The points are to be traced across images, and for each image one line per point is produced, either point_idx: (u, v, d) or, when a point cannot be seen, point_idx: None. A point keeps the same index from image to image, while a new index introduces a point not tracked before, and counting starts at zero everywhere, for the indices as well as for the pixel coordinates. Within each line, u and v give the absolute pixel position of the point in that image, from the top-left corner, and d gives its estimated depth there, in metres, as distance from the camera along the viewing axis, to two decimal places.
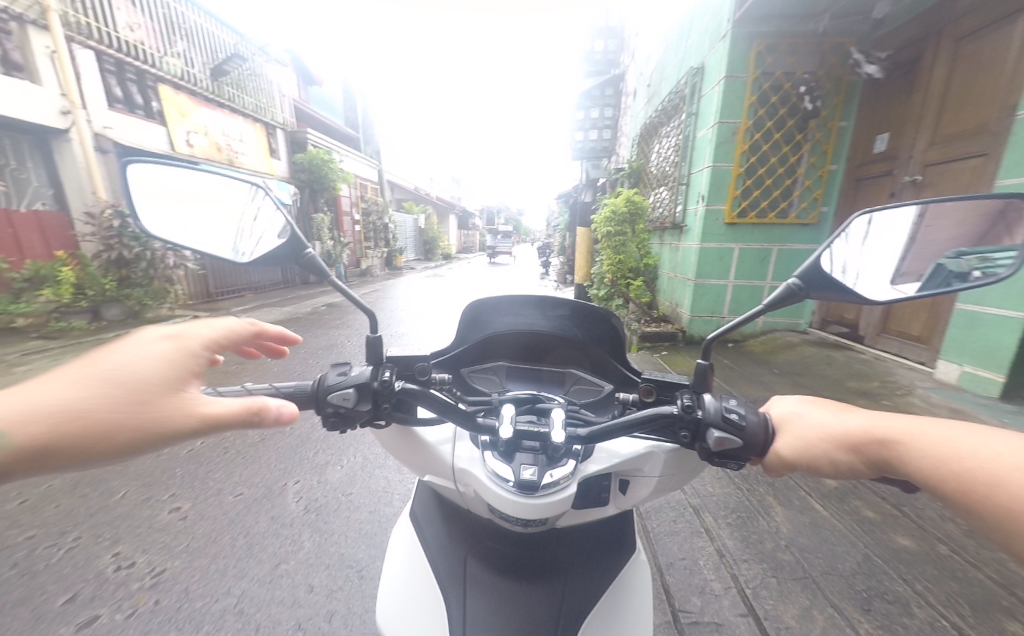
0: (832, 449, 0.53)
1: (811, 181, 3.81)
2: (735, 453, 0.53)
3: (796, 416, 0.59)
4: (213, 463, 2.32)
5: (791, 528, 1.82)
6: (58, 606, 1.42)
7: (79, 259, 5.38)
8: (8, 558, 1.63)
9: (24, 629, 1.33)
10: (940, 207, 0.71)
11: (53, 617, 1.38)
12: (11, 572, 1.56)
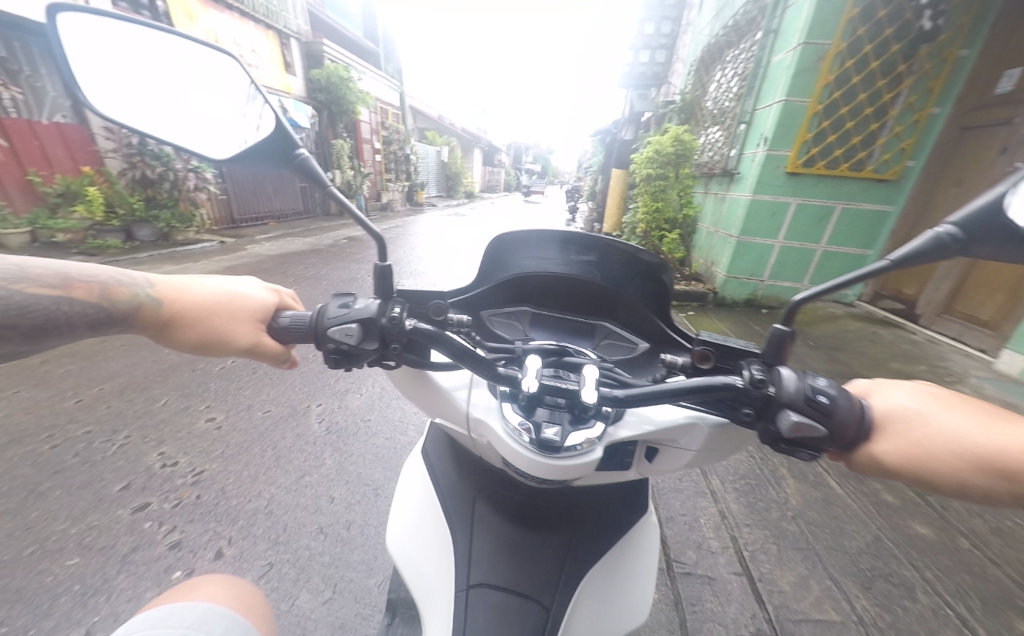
0: (978, 471, 0.41)
1: (903, 126, 3.28)
2: (812, 442, 0.45)
3: (915, 417, 0.47)
4: (243, 380, 2.44)
5: (802, 501, 1.79)
6: (116, 491, 1.58)
7: (105, 177, 5.48)
8: (71, 447, 1.80)
9: (88, 507, 1.50)
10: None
11: (113, 499, 1.55)
12: (74, 459, 1.73)
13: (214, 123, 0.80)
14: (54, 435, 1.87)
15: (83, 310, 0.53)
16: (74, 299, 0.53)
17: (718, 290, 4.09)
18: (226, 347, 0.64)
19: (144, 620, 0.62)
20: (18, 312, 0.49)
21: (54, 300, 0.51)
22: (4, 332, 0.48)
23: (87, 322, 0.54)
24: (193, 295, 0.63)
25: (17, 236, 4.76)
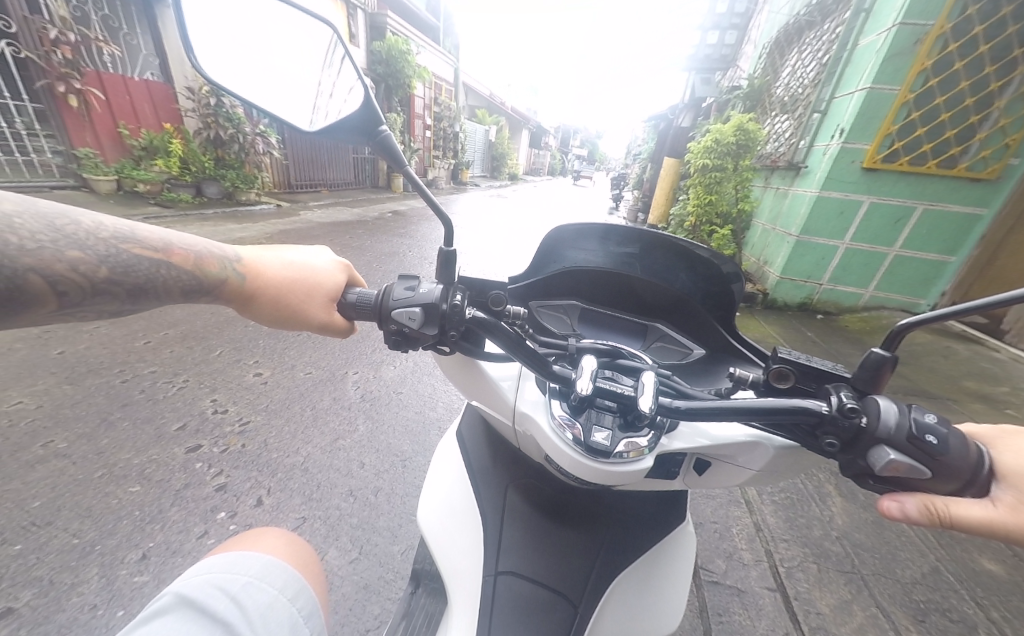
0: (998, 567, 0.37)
1: (1010, 119, 2.86)
2: (909, 479, 0.42)
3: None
4: (288, 341, 2.58)
5: (848, 521, 1.68)
6: (173, 430, 1.74)
7: (183, 134, 5.86)
8: (137, 384, 1.99)
9: (149, 441, 1.66)
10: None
11: (171, 437, 1.70)
12: (140, 395, 1.92)
13: (297, 87, 0.81)
14: (125, 369, 2.09)
15: (179, 277, 0.58)
16: (174, 265, 0.58)
17: (769, 291, 3.82)
18: (299, 319, 0.67)
19: (215, 564, 0.69)
20: (124, 271, 0.53)
21: (157, 263, 0.56)
22: (112, 287, 0.52)
23: (183, 288, 0.59)
24: (272, 269, 0.66)
25: (105, 182, 5.18)
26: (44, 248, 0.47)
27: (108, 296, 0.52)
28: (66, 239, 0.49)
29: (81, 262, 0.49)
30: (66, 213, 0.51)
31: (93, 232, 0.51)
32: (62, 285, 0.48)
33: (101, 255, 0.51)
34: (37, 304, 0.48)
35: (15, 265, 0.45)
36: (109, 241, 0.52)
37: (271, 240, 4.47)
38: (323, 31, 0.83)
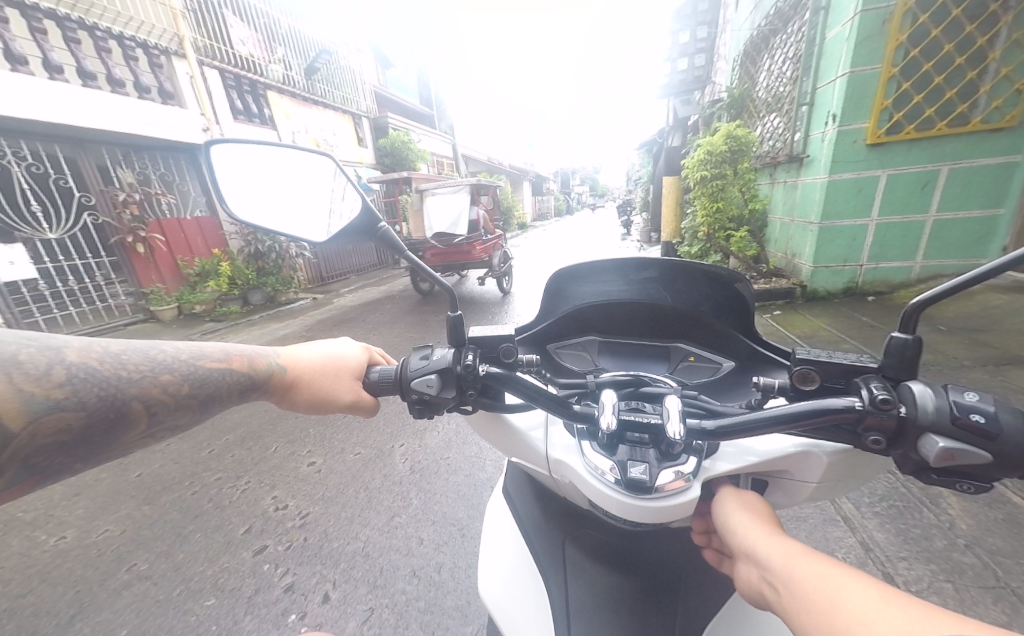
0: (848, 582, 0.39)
1: (1011, 67, 2.76)
2: (973, 470, 0.39)
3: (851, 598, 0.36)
4: (336, 425, 2.67)
5: (974, 525, 1.43)
6: (241, 534, 1.79)
7: (229, 256, 6.58)
8: (206, 493, 2.10)
9: (219, 550, 1.71)
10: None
11: (239, 542, 1.75)
12: (208, 504, 2.01)
13: (308, 211, 0.91)
14: (193, 481, 2.21)
15: (236, 379, 0.65)
16: (230, 370, 0.65)
17: (806, 282, 3.64)
18: (331, 404, 0.71)
19: None
20: (198, 383, 0.61)
21: (219, 372, 0.64)
22: (189, 399, 0.60)
23: (236, 390, 0.65)
24: (308, 361, 0.72)
25: (168, 310, 5.85)
26: (144, 375, 0.57)
27: (184, 408, 0.60)
28: (160, 365, 0.59)
29: (170, 382, 0.59)
30: (157, 343, 0.61)
31: (178, 356, 0.61)
32: (154, 405, 0.57)
33: (182, 373, 0.60)
34: (133, 425, 0.56)
35: (125, 393, 0.55)
36: (188, 361, 0.62)
37: (310, 331, 4.79)
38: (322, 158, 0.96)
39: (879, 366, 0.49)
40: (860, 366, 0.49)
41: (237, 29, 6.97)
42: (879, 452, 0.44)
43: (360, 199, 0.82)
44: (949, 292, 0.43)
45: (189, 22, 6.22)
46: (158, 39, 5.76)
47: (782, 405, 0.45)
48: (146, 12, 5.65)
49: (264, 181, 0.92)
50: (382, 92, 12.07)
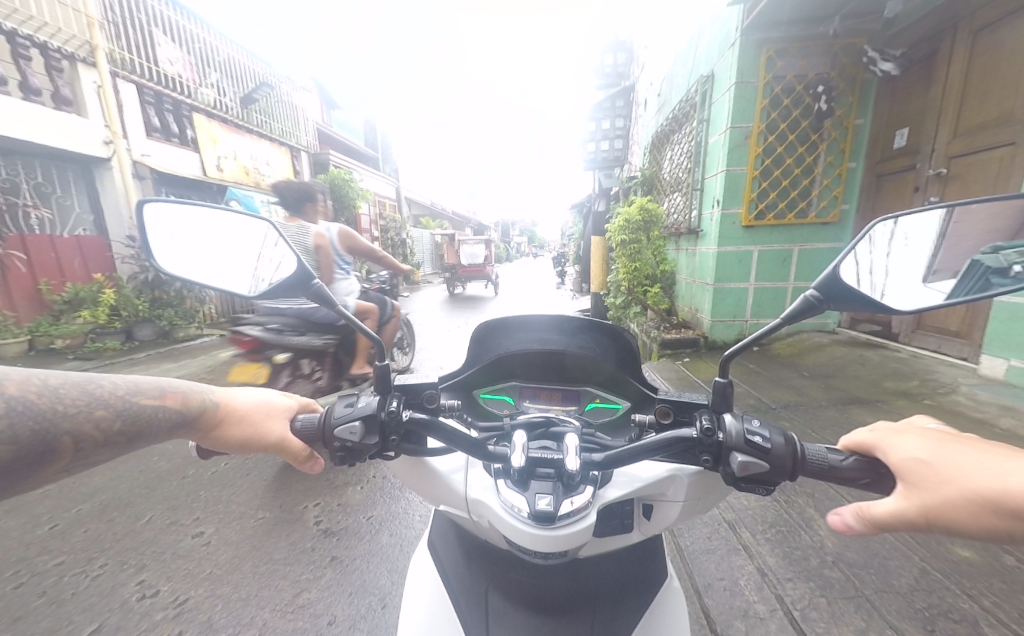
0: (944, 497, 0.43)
1: (829, 179, 3.72)
2: (763, 478, 0.58)
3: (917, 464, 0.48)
4: (235, 486, 2.36)
5: (837, 544, 1.69)
6: None
7: (116, 282, 5.76)
8: (37, 586, 1.66)
9: None
10: (963, 216, 0.69)
11: None
12: (40, 600, 1.58)
13: (232, 262, 0.91)
14: (18, 570, 1.74)
15: (167, 415, 0.62)
16: (164, 405, 0.62)
17: (707, 333, 4.21)
18: (257, 445, 0.70)
19: None
20: (132, 419, 0.58)
21: (153, 408, 0.60)
22: (119, 436, 0.57)
23: (164, 427, 0.62)
24: (241, 401, 0.71)
25: (12, 345, 4.88)
26: (80, 409, 0.54)
27: (111, 445, 0.56)
28: (98, 399, 0.56)
29: (103, 417, 0.55)
30: (97, 376, 0.57)
31: (114, 390, 0.58)
32: (82, 440, 0.54)
33: (117, 408, 0.57)
34: (55, 459, 0.52)
35: (55, 427, 0.52)
36: (123, 395, 0.58)
37: (215, 373, 4.27)
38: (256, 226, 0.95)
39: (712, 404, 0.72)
40: (697, 402, 0.76)
41: (165, 48, 6.69)
42: (710, 468, 0.61)
43: (295, 257, 0.86)
44: (744, 349, 0.68)
45: (107, 33, 5.87)
46: (65, 45, 5.32)
47: (648, 436, 0.60)
48: (53, 16, 5.24)
49: (191, 235, 0.92)
50: (324, 131, 12.10)
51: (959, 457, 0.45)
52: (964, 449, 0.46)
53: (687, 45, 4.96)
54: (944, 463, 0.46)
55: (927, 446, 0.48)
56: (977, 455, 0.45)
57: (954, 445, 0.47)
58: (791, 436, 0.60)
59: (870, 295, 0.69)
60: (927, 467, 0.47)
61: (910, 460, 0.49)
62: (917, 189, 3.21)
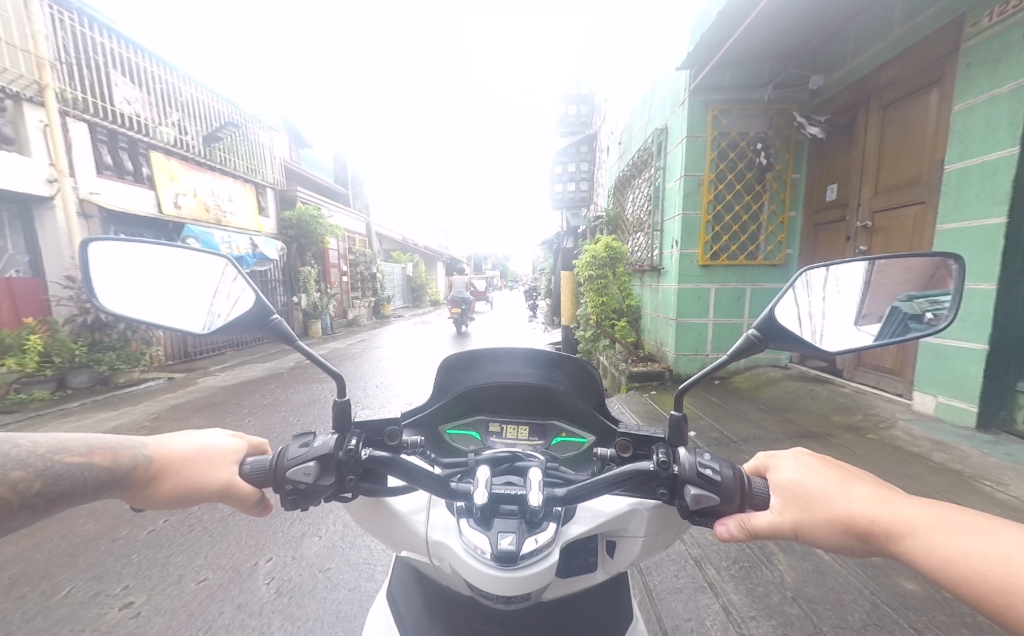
0: (842, 533, 0.50)
1: (773, 225, 4.13)
2: (714, 511, 0.61)
3: (845, 499, 0.52)
4: (175, 545, 2.11)
5: (796, 578, 1.70)
6: None
7: (49, 326, 5.25)
8: None
9: None
10: (882, 268, 0.78)
11: None
12: None
13: (185, 299, 0.89)
14: None
15: (94, 475, 0.58)
16: (91, 464, 0.58)
17: (673, 367, 4.36)
18: (199, 496, 0.66)
19: None
20: (55, 479, 0.54)
21: (78, 467, 0.56)
22: (38, 500, 0.53)
23: (89, 489, 0.57)
24: (180, 449, 0.67)
25: None
26: None
27: (24, 510, 0.52)
28: (13, 460, 0.52)
29: (21, 479, 0.52)
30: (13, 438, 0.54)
31: (35, 449, 0.55)
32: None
33: (39, 468, 0.54)
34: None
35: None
36: (45, 455, 0.55)
37: (159, 420, 3.93)
38: (214, 261, 0.92)
39: (669, 437, 0.75)
40: (654, 436, 0.80)
41: (120, 90, 6.55)
42: (667, 502, 0.64)
43: (254, 292, 0.87)
44: (692, 385, 0.74)
45: (59, 75, 5.69)
46: (11, 85, 5.09)
47: (608, 471, 0.62)
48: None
49: (138, 272, 0.88)
50: (292, 167, 12.10)
51: (822, 480, 0.56)
52: (827, 472, 0.57)
53: (642, 99, 5.46)
54: (811, 485, 0.56)
55: (802, 470, 0.59)
56: (835, 478, 0.56)
57: (821, 469, 0.58)
58: (738, 468, 0.63)
59: (809, 339, 0.76)
60: (801, 488, 0.57)
61: (787, 482, 0.59)
62: (849, 238, 3.58)
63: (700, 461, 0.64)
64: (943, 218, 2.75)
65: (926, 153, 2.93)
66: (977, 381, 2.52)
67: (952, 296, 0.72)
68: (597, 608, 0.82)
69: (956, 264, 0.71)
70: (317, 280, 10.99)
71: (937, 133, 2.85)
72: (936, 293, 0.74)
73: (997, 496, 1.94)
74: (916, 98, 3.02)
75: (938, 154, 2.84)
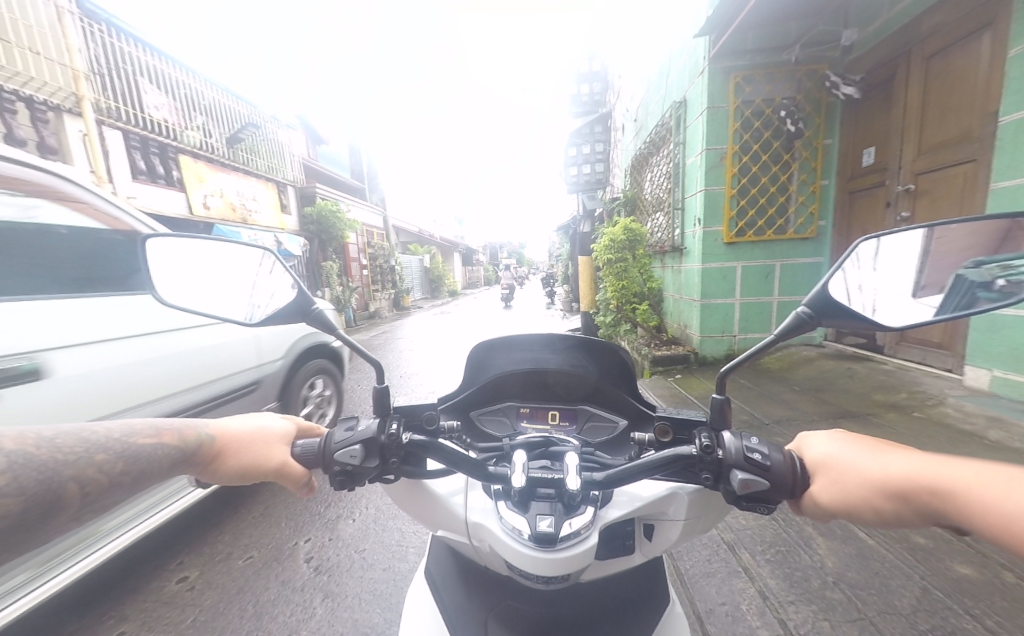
0: (873, 494, 0.50)
1: (804, 196, 3.91)
2: (762, 495, 0.60)
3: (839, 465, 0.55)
4: (222, 524, 2.25)
5: (838, 562, 1.66)
6: None
7: None
8: None
9: None
10: (945, 234, 0.73)
11: None
12: None
13: (223, 291, 0.91)
14: None
15: (169, 453, 0.60)
16: (164, 445, 0.60)
17: (698, 349, 4.26)
18: (256, 475, 0.70)
19: None
20: (133, 460, 0.56)
21: (152, 447, 0.59)
22: (123, 479, 0.55)
23: (165, 466, 0.60)
24: (236, 429, 0.71)
25: None
26: (79, 455, 0.52)
27: (114, 488, 0.54)
28: (94, 444, 0.54)
29: (104, 461, 0.53)
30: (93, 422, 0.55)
31: (112, 433, 0.56)
32: (89, 486, 0.51)
33: (119, 450, 0.55)
34: (59, 510, 0.50)
35: (57, 476, 0.49)
36: (122, 437, 0.56)
37: None
38: (254, 253, 0.95)
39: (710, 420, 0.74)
40: (694, 419, 0.80)
41: (151, 96, 6.78)
42: (711, 487, 0.64)
43: (293, 283, 0.90)
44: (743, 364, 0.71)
45: (93, 84, 5.93)
46: (51, 97, 5.33)
47: (647, 454, 0.62)
48: (38, 70, 5.25)
49: (189, 268, 0.93)
50: (310, 164, 12.32)
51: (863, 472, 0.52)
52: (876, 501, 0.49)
53: (659, 71, 5.23)
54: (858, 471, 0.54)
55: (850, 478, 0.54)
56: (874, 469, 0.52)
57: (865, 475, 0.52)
58: (789, 452, 0.62)
59: (866, 313, 0.72)
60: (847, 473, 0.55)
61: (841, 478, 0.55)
62: (888, 205, 3.37)
63: (748, 447, 0.63)
64: (997, 177, 2.55)
65: (978, 107, 2.69)
66: None
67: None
68: (630, 599, 0.81)
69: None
70: (339, 275, 11.22)
71: (989, 83, 2.61)
72: (1012, 257, 0.67)
73: None
74: (965, 46, 2.76)
75: (991, 107, 2.59)
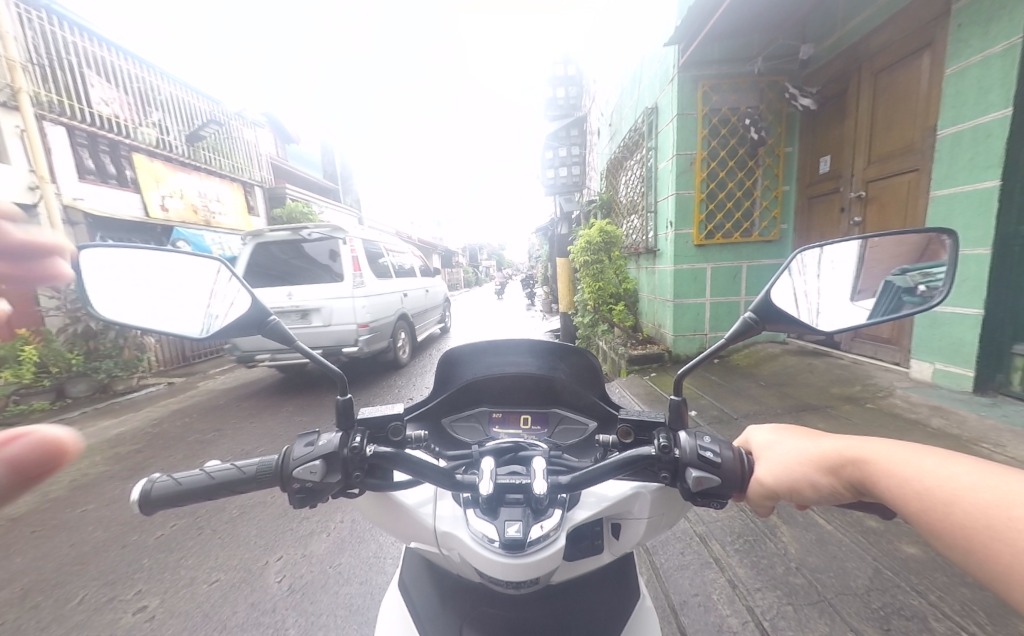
0: (814, 475, 0.57)
1: (768, 201, 4.10)
2: (715, 490, 0.64)
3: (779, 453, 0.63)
4: (184, 547, 2.14)
5: (800, 548, 1.75)
6: None
7: (42, 336, 5.14)
8: None
9: None
10: (877, 244, 0.78)
11: None
12: None
13: (178, 305, 0.88)
14: None
15: None
16: None
17: (672, 348, 4.38)
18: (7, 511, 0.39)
19: None
20: None
21: None
22: None
23: None
24: None
25: None
26: None
27: None
28: None
29: None
30: None
31: None
32: None
33: None
34: None
35: None
36: None
37: (161, 427, 3.91)
38: (207, 264, 0.92)
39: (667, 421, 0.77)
40: (655, 420, 0.82)
41: (97, 89, 6.36)
42: (669, 484, 0.67)
43: (250, 292, 0.86)
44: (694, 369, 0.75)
45: (30, 76, 5.48)
46: None
47: (611, 456, 0.65)
48: None
49: (133, 279, 0.87)
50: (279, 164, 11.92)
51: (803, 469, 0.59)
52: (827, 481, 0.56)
53: (632, 77, 5.35)
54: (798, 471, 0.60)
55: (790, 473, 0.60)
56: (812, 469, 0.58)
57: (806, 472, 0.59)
58: (737, 449, 0.67)
59: (809, 321, 0.78)
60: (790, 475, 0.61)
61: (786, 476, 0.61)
62: (843, 210, 3.57)
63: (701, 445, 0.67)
64: (937, 185, 2.73)
65: (919, 122, 2.90)
66: (972, 346, 2.55)
67: (945, 268, 0.74)
68: (602, 601, 0.83)
69: (949, 239, 0.73)
70: None
71: (929, 98, 2.82)
72: (929, 265, 0.76)
73: (991, 457, 2.00)
74: (906, 66, 2.98)
75: (931, 122, 2.80)
